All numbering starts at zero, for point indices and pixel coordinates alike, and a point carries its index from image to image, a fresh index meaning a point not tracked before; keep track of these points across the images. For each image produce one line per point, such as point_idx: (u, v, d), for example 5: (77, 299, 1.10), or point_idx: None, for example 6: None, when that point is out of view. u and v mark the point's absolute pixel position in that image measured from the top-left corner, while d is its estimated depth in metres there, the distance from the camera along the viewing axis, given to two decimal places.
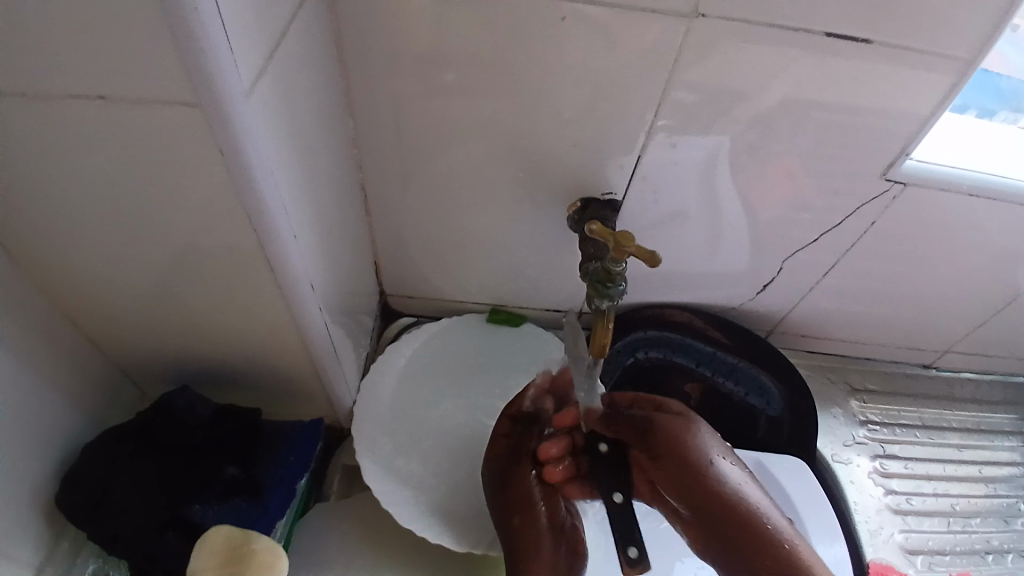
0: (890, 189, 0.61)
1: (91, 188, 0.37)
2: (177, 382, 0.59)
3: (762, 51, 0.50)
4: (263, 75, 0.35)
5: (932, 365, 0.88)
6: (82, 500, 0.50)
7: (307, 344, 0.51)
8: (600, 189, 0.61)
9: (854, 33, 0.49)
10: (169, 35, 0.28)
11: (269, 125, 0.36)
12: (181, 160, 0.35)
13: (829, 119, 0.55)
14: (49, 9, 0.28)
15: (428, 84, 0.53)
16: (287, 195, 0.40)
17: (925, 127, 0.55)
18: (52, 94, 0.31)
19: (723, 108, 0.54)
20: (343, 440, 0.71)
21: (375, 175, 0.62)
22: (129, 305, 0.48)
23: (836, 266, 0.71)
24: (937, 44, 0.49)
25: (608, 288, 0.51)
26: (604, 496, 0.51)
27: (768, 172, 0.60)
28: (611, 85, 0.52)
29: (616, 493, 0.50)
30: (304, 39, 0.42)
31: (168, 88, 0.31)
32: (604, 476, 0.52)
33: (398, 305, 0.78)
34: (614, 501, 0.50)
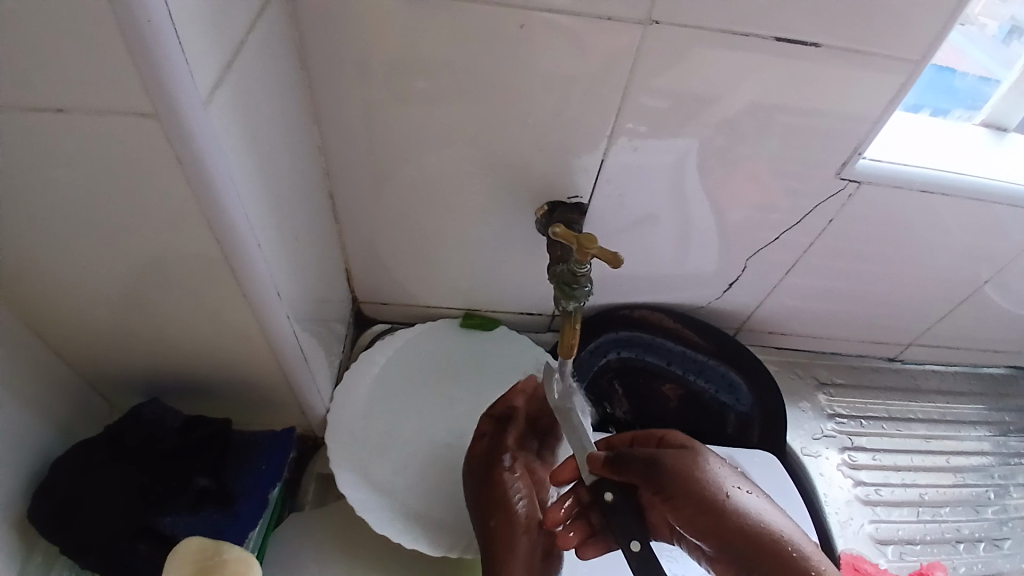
0: (846, 188, 0.63)
1: (50, 201, 0.37)
2: (147, 395, 0.59)
3: (717, 56, 0.51)
4: (221, 85, 0.35)
5: (896, 358, 0.90)
6: (49, 511, 0.49)
7: (278, 352, 0.51)
8: (566, 192, 0.62)
9: (804, 38, 0.50)
10: (124, 47, 0.29)
11: (230, 135, 0.37)
12: (142, 171, 0.35)
13: (785, 121, 0.57)
14: (1, 22, 0.28)
15: (394, 92, 0.54)
16: (250, 203, 0.40)
17: (876, 128, 0.57)
18: (7, 107, 0.31)
19: (684, 111, 0.55)
20: (317, 449, 0.71)
21: (343, 183, 0.62)
22: (94, 317, 0.47)
23: (800, 263, 0.72)
24: (883, 47, 0.51)
25: (573, 290, 0.51)
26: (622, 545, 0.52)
27: (730, 174, 0.61)
28: (575, 92, 0.53)
29: (634, 540, 0.52)
30: (263, 48, 0.42)
31: (125, 99, 0.31)
32: (618, 523, 0.53)
33: (371, 312, 0.79)
34: (632, 550, 0.51)
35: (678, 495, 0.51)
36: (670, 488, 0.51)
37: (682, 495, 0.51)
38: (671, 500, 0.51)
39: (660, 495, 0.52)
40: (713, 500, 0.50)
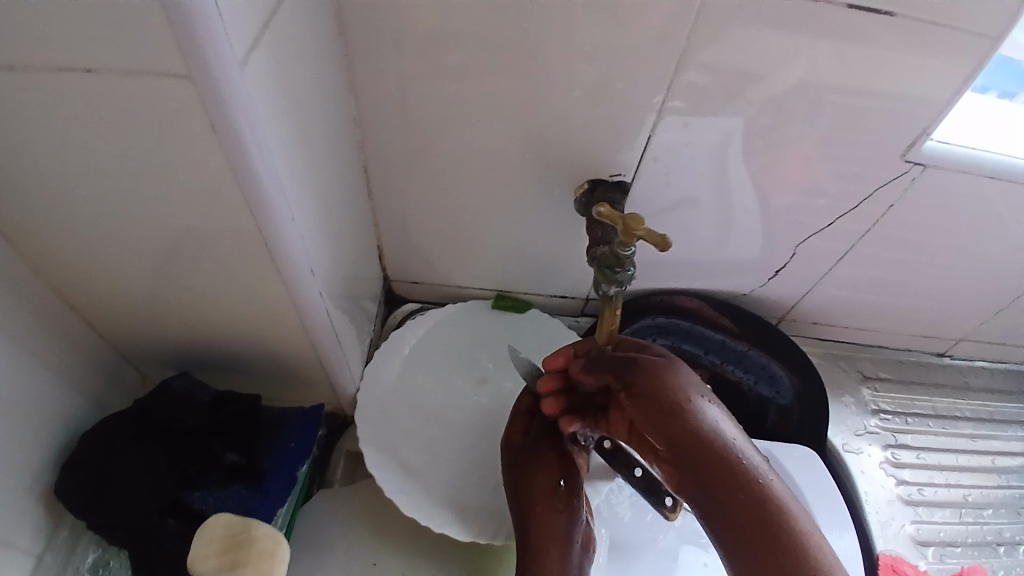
0: (909, 171, 0.59)
1: (82, 168, 0.36)
2: (179, 367, 0.58)
3: (783, 25, 0.47)
4: (257, 49, 0.33)
5: (946, 354, 0.86)
6: (81, 485, 0.49)
7: (308, 330, 0.50)
8: (608, 171, 0.59)
9: (877, 5, 0.46)
10: (156, 3, 0.27)
11: (266, 100, 0.35)
12: (177, 138, 0.33)
13: (846, 101, 0.53)
14: None
15: (433, 61, 0.51)
16: (285, 174, 0.39)
17: (947, 109, 0.53)
18: (37, 68, 0.30)
19: (735, 86, 0.52)
20: (346, 427, 0.70)
21: (377, 157, 0.60)
22: (127, 289, 0.47)
23: (850, 252, 0.69)
24: (963, 18, 0.47)
25: (616, 274, 0.48)
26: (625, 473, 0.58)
27: (782, 155, 0.58)
28: (620, 63, 0.50)
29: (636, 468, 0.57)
30: (299, 11, 0.40)
31: (158, 60, 0.29)
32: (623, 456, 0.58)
33: (402, 291, 0.77)
34: (635, 476, 0.57)
35: (642, 398, 0.42)
36: (638, 386, 0.43)
37: (644, 406, 0.42)
38: (631, 408, 0.43)
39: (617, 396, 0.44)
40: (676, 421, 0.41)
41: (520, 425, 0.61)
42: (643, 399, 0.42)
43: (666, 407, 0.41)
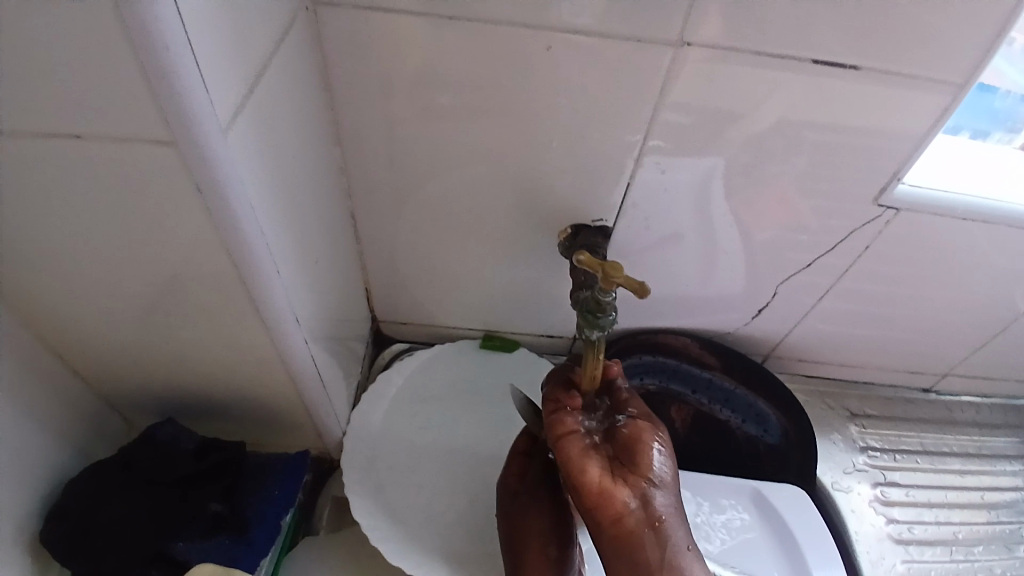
0: (883, 215, 0.61)
1: (70, 225, 0.37)
2: (163, 414, 0.58)
3: (754, 75, 0.49)
4: (241, 112, 0.35)
5: (932, 389, 0.87)
6: (66, 535, 0.49)
7: (294, 376, 0.51)
8: (590, 216, 0.61)
9: (841, 59, 0.48)
10: (143, 77, 0.28)
11: (251, 159, 0.36)
12: (162, 198, 0.34)
13: (817, 147, 0.55)
14: (24, 51, 0.28)
15: (418, 112, 0.53)
16: (269, 228, 0.40)
17: (916, 154, 0.55)
18: (26, 134, 0.31)
19: (711, 131, 0.54)
20: (332, 471, 0.69)
21: (364, 204, 0.62)
22: (113, 337, 0.47)
23: (831, 289, 0.70)
24: (924, 70, 0.49)
25: (597, 319, 0.49)
26: None
27: (761, 196, 0.59)
28: (599, 113, 0.52)
29: None
30: (287, 70, 0.42)
31: (145, 128, 0.30)
32: None
33: (390, 331, 0.78)
34: None
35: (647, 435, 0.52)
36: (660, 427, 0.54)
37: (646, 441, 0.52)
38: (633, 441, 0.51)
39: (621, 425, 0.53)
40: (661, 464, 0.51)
41: (516, 466, 0.61)
42: (647, 438, 0.52)
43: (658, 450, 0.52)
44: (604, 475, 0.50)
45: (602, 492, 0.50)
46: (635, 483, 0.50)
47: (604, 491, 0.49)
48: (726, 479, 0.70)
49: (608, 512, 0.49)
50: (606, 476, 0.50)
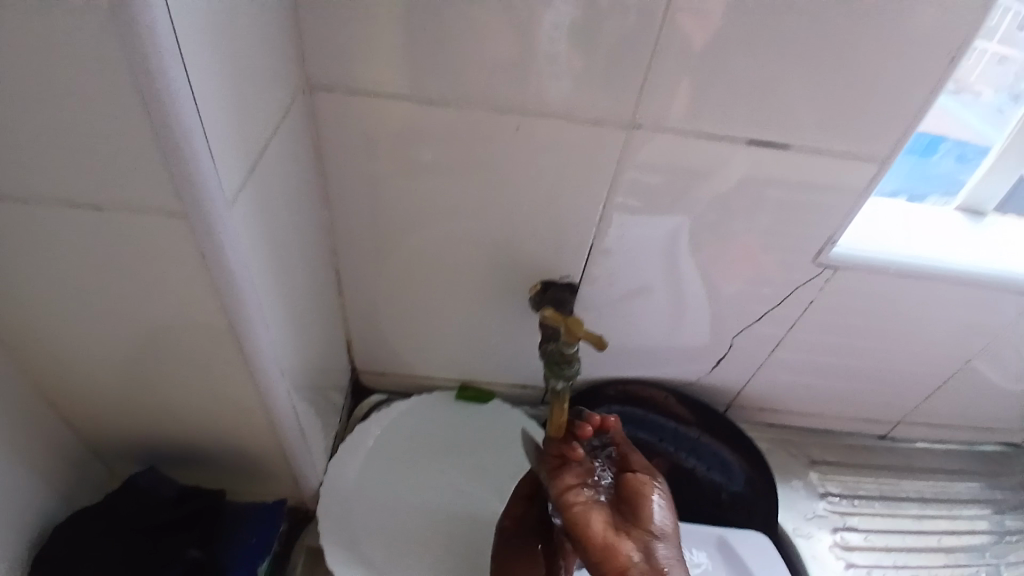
0: (822, 274, 0.67)
1: (78, 282, 0.40)
2: (144, 463, 0.60)
3: (701, 150, 0.56)
4: (244, 186, 0.39)
5: (888, 436, 0.91)
6: None
7: (277, 425, 0.53)
8: (558, 273, 0.66)
9: (775, 139, 0.55)
10: (163, 161, 0.33)
11: (250, 226, 0.40)
12: (168, 261, 0.38)
13: (763, 212, 0.61)
14: (60, 136, 0.32)
15: (401, 178, 0.58)
16: (262, 285, 0.43)
17: (847, 220, 0.61)
18: (51, 203, 0.35)
19: (668, 196, 0.59)
20: (308, 522, 0.70)
21: (349, 260, 0.66)
22: (104, 387, 0.50)
23: (786, 340, 0.75)
24: (849, 149, 0.56)
25: (562, 370, 0.54)
26: None
27: (716, 255, 0.65)
28: (565, 180, 0.58)
29: None
30: (285, 144, 0.47)
31: (160, 201, 0.35)
32: None
33: (370, 382, 0.80)
34: None
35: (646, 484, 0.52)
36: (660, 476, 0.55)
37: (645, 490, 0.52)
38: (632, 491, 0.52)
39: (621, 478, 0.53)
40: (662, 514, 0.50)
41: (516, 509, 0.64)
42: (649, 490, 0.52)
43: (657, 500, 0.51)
44: (606, 528, 0.49)
45: (603, 540, 0.49)
46: (637, 535, 0.49)
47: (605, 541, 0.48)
48: (692, 526, 0.72)
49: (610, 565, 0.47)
50: (609, 525, 0.49)
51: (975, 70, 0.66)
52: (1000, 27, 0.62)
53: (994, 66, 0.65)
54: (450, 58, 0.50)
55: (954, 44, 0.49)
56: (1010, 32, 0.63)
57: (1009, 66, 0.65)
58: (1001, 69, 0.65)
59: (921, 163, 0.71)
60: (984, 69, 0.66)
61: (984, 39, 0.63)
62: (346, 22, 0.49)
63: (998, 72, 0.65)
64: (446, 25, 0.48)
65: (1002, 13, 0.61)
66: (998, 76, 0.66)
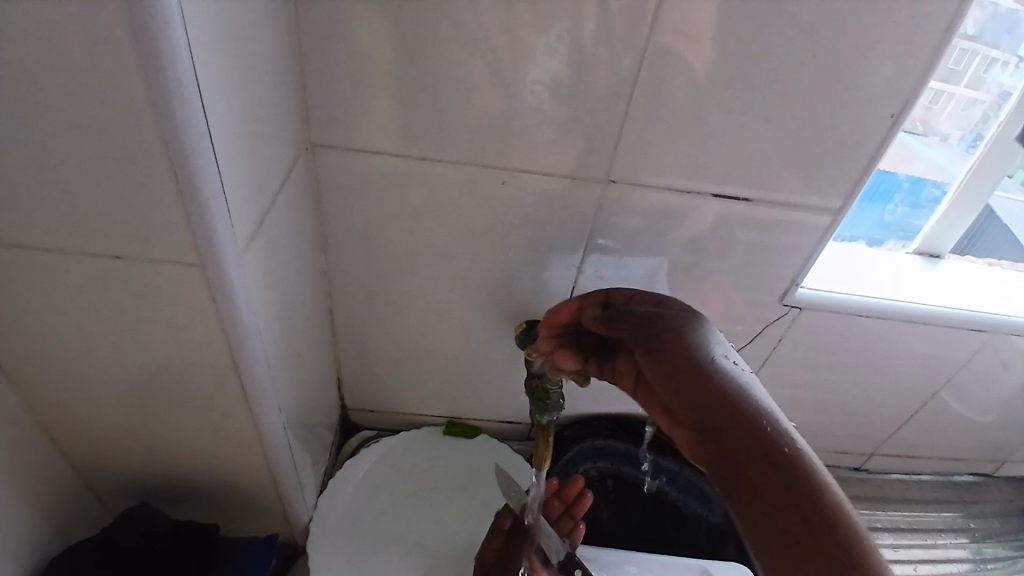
0: (789, 313, 0.71)
1: (92, 325, 0.43)
2: (138, 500, 0.61)
3: (675, 200, 0.60)
4: (253, 239, 0.42)
5: (863, 467, 0.95)
6: None
7: (273, 461, 0.55)
8: (544, 312, 0.69)
9: (739, 192, 0.60)
10: (185, 217, 0.36)
11: (257, 276, 0.44)
12: (181, 306, 0.41)
13: (733, 256, 0.65)
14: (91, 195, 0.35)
15: (395, 225, 0.62)
16: (266, 327, 0.46)
17: (807, 264, 0.66)
18: (75, 253, 0.38)
19: (646, 240, 0.64)
20: (298, 558, 0.71)
21: (343, 301, 0.68)
22: (105, 425, 0.51)
23: (760, 375, 0.79)
24: (807, 200, 0.61)
25: (545, 404, 0.58)
26: None
27: (692, 296, 0.69)
28: (550, 226, 0.62)
29: None
30: (289, 196, 0.50)
31: (178, 252, 0.38)
32: None
33: (359, 419, 0.82)
34: None
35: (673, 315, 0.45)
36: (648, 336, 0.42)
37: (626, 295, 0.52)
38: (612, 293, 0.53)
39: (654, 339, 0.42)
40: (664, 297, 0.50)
41: (497, 542, 0.66)
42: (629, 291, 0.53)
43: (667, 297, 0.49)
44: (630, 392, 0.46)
45: (733, 408, 0.34)
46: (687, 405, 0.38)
47: (705, 364, 0.38)
48: (675, 558, 0.74)
49: (713, 416, 0.34)
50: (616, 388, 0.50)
51: (944, 113, 0.70)
52: (968, 71, 0.67)
53: (961, 109, 0.70)
54: (444, 118, 0.55)
55: (892, 110, 0.55)
56: (975, 78, 0.67)
57: (973, 109, 0.70)
58: (966, 111, 0.70)
59: (878, 211, 0.76)
60: (951, 112, 0.70)
61: (951, 84, 0.67)
62: (348, 86, 0.53)
63: (962, 115, 0.70)
64: (441, 89, 0.53)
65: (969, 57, 0.66)
66: (963, 119, 0.70)
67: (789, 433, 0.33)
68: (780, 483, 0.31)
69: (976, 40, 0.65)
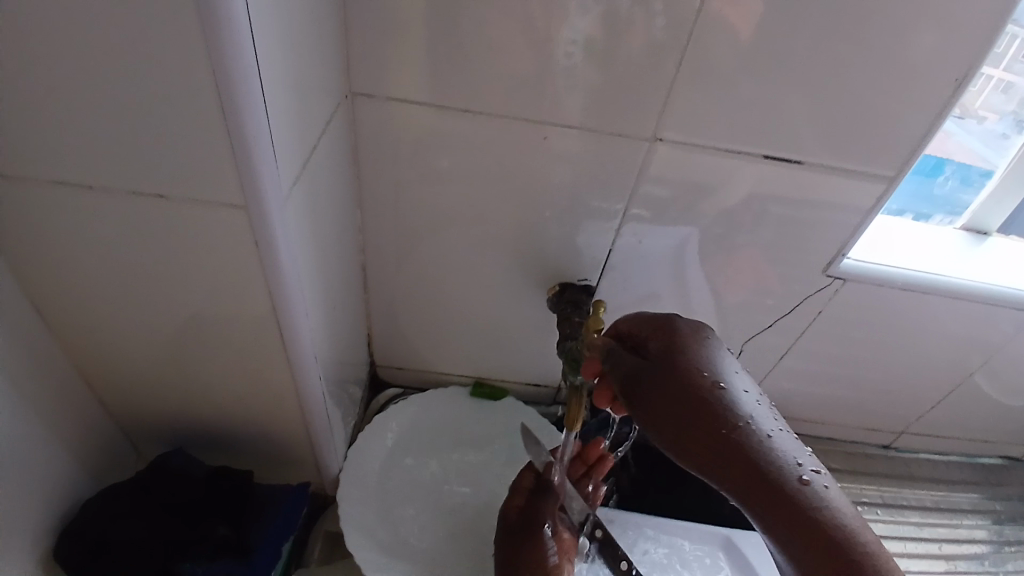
0: (832, 284, 0.69)
1: (133, 265, 0.43)
2: (175, 444, 0.62)
3: (720, 162, 0.58)
4: (296, 185, 0.42)
5: (890, 445, 0.94)
6: (81, 551, 0.52)
7: (306, 411, 0.55)
8: (577, 275, 0.68)
9: (789, 155, 0.58)
10: (232, 156, 0.36)
11: (298, 226, 0.43)
12: (223, 249, 0.41)
13: (781, 221, 0.63)
14: (137, 129, 0.35)
15: (432, 180, 0.61)
16: (304, 277, 0.46)
17: (856, 234, 0.63)
18: (118, 190, 0.38)
19: (689, 205, 0.62)
20: (326, 507, 0.72)
21: (376, 257, 0.68)
22: (144, 368, 0.52)
23: (793, 348, 0.77)
24: (861, 165, 0.58)
25: (580, 364, 0.57)
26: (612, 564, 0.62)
27: (731, 264, 0.67)
28: (589, 186, 0.60)
29: (622, 561, 0.62)
30: (328, 145, 0.50)
31: (223, 193, 0.37)
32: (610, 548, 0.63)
33: (386, 376, 0.83)
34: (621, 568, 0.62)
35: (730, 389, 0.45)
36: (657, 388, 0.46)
37: (698, 351, 0.47)
38: (677, 347, 0.47)
39: (667, 371, 0.46)
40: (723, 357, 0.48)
41: (520, 500, 0.67)
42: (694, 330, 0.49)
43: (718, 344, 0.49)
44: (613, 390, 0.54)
45: (768, 476, 0.42)
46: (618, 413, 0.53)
47: (723, 432, 0.43)
48: (698, 524, 0.74)
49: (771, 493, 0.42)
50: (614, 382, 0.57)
51: (981, 96, 0.68)
52: (1007, 54, 0.63)
53: (999, 92, 0.68)
54: (486, 71, 0.53)
55: (957, 74, 0.52)
56: (1015, 60, 0.65)
57: (1012, 91, 0.67)
58: (1005, 93, 0.68)
59: (926, 184, 0.73)
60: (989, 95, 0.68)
61: (991, 67, 0.65)
62: (389, 35, 0.51)
63: (1000, 97, 0.68)
64: (483, 40, 0.51)
65: (1009, 40, 0.63)
66: (1001, 101, 0.68)
67: (833, 500, 0.41)
68: (805, 534, 0.40)
69: (1019, 24, 0.61)
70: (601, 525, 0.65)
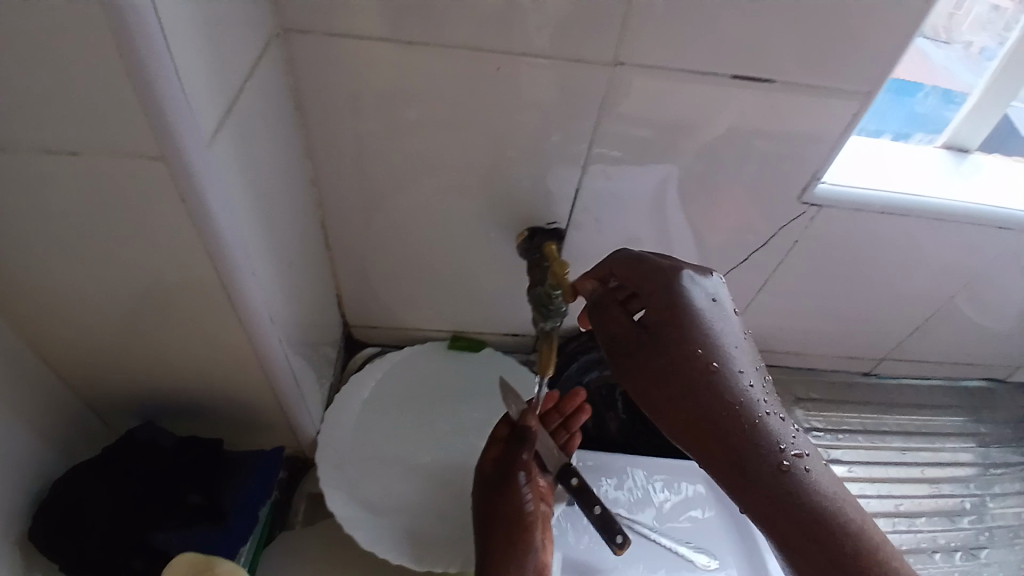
0: (807, 212, 0.66)
1: (59, 232, 0.40)
2: (143, 416, 0.61)
3: (686, 87, 0.55)
4: (217, 131, 0.38)
5: (870, 373, 0.94)
6: (54, 520, 0.51)
7: (270, 375, 0.54)
8: (545, 219, 0.66)
9: (757, 74, 0.54)
10: (135, 99, 0.32)
11: (230, 176, 0.40)
12: (150, 208, 0.38)
13: (754, 149, 0.60)
14: (26, 78, 0.31)
15: (383, 125, 0.57)
16: (245, 234, 0.43)
17: (833, 154, 0.60)
18: (24, 150, 0.35)
19: (660, 138, 0.59)
20: (308, 471, 0.72)
21: (334, 213, 0.65)
22: (94, 340, 0.50)
23: (770, 282, 0.76)
24: (834, 81, 0.55)
25: (548, 308, 0.58)
26: (585, 509, 0.63)
27: (706, 200, 0.65)
28: (552, 121, 0.57)
29: (595, 505, 0.63)
30: (259, 91, 0.46)
31: (135, 144, 0.35)
32: (583, 496, 0.64)
33: (362, 335, 0.81)
34: (594, 512, 0.63)
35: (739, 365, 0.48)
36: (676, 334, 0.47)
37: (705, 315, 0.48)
38: (684, 309, 0.48)
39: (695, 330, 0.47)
40: (727, 321, 0.49)
41: (494, 451, 0.66)
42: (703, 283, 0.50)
43: (720, 302, 0.50)
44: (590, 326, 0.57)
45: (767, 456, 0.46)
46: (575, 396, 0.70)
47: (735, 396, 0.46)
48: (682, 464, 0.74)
49: (782, 483, 0.45)
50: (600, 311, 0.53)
51: (966, 21, 0.68)
52: None
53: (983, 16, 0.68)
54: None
55: None
56: None
57: (997, 18, 0.67)
58: (990, 21, 0.68)
59: (911, 101, 0.73)
60: (976, 20, 0.68)
61: None
62: None
63: (987, 23, 0.68)
64: None
65: None
66: (987, 27, 0.68)
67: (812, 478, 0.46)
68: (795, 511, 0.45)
69: None
70: (578, 474, 0.65)
